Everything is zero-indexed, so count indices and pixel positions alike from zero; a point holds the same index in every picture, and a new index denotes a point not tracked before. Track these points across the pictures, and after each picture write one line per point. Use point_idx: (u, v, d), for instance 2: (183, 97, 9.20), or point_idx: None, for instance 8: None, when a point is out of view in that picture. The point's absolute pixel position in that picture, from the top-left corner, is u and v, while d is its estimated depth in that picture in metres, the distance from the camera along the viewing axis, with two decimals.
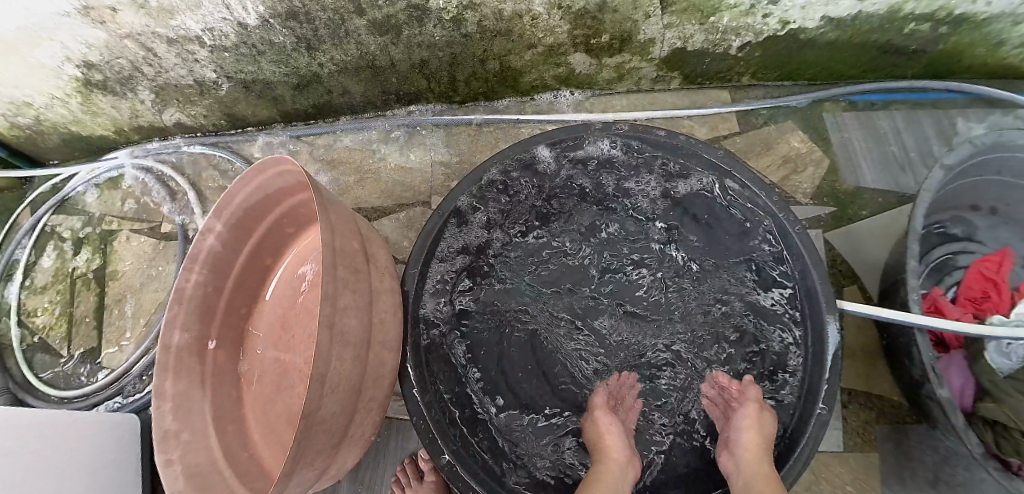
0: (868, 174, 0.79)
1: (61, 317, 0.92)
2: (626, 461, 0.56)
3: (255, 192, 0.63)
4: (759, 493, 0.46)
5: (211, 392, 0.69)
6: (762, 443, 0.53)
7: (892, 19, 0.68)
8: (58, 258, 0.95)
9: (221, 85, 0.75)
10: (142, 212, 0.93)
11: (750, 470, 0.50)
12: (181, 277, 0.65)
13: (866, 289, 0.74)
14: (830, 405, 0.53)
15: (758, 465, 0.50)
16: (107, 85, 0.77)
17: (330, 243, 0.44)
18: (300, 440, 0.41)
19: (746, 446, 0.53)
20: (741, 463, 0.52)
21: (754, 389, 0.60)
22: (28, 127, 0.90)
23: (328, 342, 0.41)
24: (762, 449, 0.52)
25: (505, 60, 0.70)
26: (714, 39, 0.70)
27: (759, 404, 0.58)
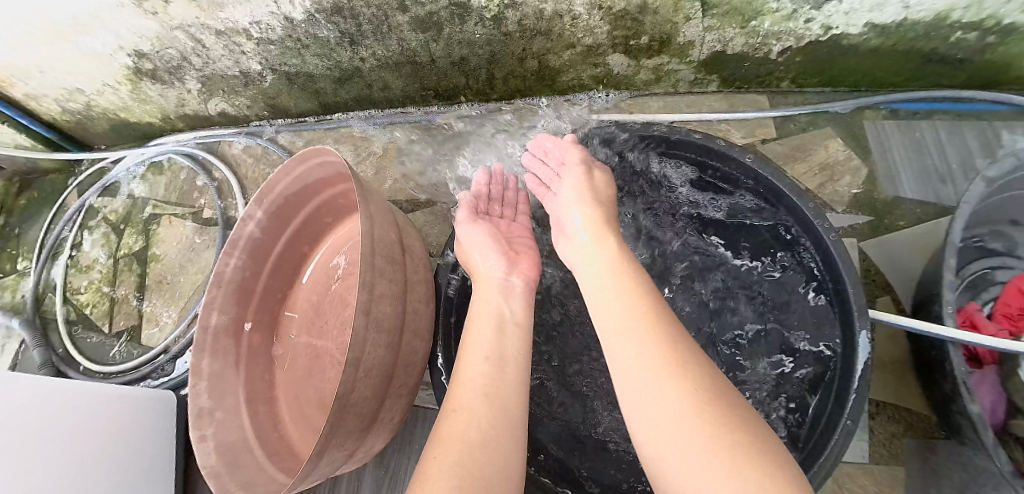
0: (907, 184, 0.78)
1: (104, 295, 0.97)
2: (506, 282, 0.56)
3: (295, 182, 0.65)
4: (628, 343, 0.42)
5: (244, 372, 0.72)
6: (595, 202, 0.58)
7: (937, 26, 0.67)
8: (102, 239, 0.99)
9: (265, 76, 0.78)
10: (183, 197, 0.96)
11: (610, 317, 0.46)
12: (222, 261, 0.67)
13: (900, 302, 0.72)
14: (859, 416, 0.50)
15: (631, 277, 0.49)
16: (157, 74, 0.80)
17: (368, 233, 0.46)
18: (334, 419, 0.43)
19: (610, 261, 0.52)
20: (602, 296, 0.49)
21: (577, 149, 0.62)
22: (80, 113, 0.94)
23: (363, 327, 0.43)
24: (636, 271, 0.50)
25: (543, 59, 0.71)
26: (754, 43, 0.69)
27: (584, 165, 0.61)
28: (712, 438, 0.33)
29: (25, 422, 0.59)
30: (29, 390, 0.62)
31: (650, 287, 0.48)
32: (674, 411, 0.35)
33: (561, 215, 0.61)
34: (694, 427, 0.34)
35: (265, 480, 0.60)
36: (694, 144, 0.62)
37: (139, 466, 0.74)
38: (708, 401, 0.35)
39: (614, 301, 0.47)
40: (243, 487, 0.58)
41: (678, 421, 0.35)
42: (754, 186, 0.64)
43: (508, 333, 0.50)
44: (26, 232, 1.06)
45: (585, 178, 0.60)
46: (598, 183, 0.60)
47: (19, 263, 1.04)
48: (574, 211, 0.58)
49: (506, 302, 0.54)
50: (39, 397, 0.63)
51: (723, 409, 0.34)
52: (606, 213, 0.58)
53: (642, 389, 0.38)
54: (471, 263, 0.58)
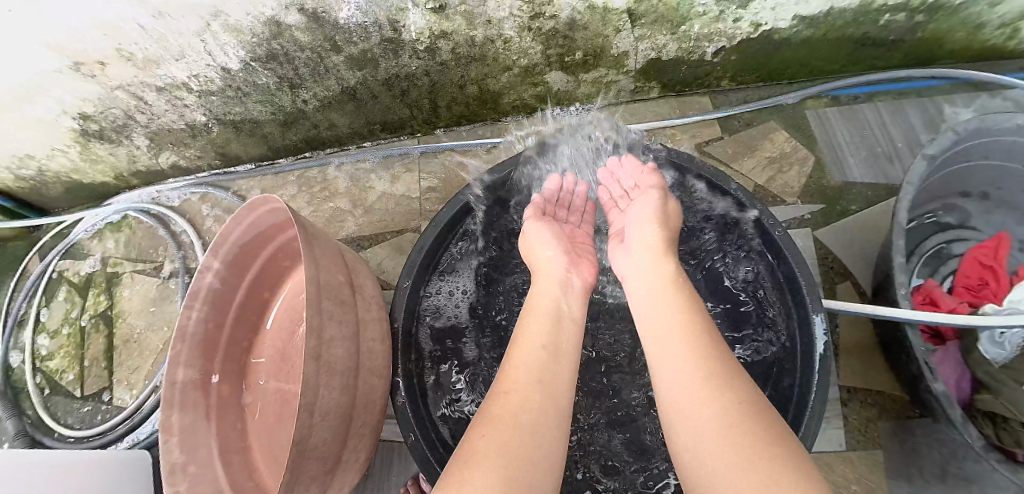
0: (855, 168, 0.79)
1: (72, 359, 0.95)
2: (564, 277, 0.56)
3: (247, 229, 0.65)
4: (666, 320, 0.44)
5: (216, 425, 0.70)
6: (660, 225, 0.56)
7: (865, 11, 0.69)
8: (67, 301, 0.98)
9: (211, 127, 0.78)
10: (144, 252, 0.95)
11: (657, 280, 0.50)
12: (184, 314, 0.66)
13: (861, 285, 0.73)
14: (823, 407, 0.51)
15: (673, 293, 0.48)
16: (105, 134, 0.80)
17: (313, 277, 0.46)
18: (292, 470, 0.42)
19: (652, 244, 0.54)
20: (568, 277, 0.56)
21: (655, 175, 0.62)
22: (34, 178, 0.93)
23: (314, 373, 0.43)
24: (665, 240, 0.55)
25: (483, 84, 0.71)
26: (688, 47, 0.71)
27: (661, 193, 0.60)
28: (721, 407, 0.35)
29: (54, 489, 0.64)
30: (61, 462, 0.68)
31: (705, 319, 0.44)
32: (682, 378, 0.39)
33: (626, 228, 0.61)
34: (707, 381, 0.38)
35: None
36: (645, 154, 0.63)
37: None
38: (737, 403, 0.36)
39: (654, 311, 0.47)
40: None
41: (688, 389, 0.38)
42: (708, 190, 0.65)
43: (566, 327, 0.50)
44: None
45: (657, 203, 0.58)
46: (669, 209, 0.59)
47: None
48: (642, 229, 0.57)
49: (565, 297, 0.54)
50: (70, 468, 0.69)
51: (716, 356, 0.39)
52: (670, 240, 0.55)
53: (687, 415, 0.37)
54: (534, 257, 0.61)
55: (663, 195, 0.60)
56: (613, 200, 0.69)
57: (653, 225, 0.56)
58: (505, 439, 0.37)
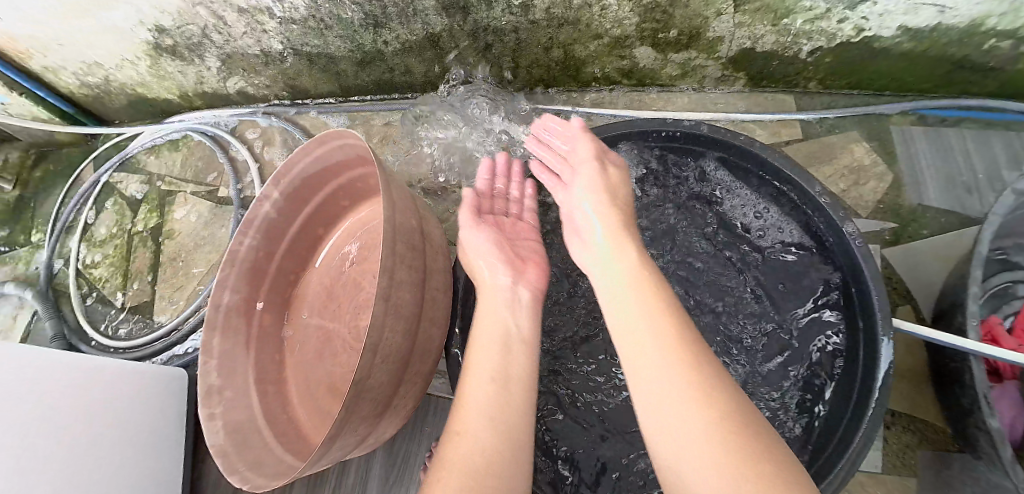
0: (932, 193, 0.76)
1: (116, 270, 0.97)
2: (511, 294, 0.56)
3: (314, 163, 0.65)
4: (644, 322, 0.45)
5: (255, 353, 0.72)
6: (605, 190, 0.59)
7: (971, 33, 0.64)
8: (116, 214, 1.00)
9: (285, 57, 0.77)
10: (199, 175, 0.96)
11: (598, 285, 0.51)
12: (237, 239, 0.67)
13: (920, 311, 0.72)
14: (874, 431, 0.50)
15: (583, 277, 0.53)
16: (176, 51, 0.80)
17: (389, 220, 0.45)
18: (349, 406, 0.42)
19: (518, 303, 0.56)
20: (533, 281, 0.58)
21: (584, 142, 0.63)
22: (99, 87, 0.94)
23: (383, 314, 0.43)
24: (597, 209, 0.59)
25: (569, 49, 0.70)
26: (784, 42, 0.68)
27: (600, 162, 0.62)
28: (709, 427, 0.35)
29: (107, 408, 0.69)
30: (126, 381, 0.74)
31: (670, 297, 0.48)
32: (666, 387, 0.40)
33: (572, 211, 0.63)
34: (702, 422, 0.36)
35: (276, 459, 0.61)
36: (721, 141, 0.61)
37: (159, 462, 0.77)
38: (732, 424, 0.35)
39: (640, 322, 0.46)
40: (252, 465, 0.59)
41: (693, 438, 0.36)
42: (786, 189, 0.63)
43: (515, 351, 0.50)
44: (40, 204, 1.07)
45: (597, 172, 0.61)
46: (611, 177, 0.61)
47: (33, 236, 1.05)
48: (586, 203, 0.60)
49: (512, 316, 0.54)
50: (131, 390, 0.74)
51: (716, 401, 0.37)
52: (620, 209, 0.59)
53: (662, 427, 0.38)
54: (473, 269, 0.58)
55: (607, 162, 0.62)
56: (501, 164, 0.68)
57: (602, 199, 0.59)
58: (468, 458, 0.39)
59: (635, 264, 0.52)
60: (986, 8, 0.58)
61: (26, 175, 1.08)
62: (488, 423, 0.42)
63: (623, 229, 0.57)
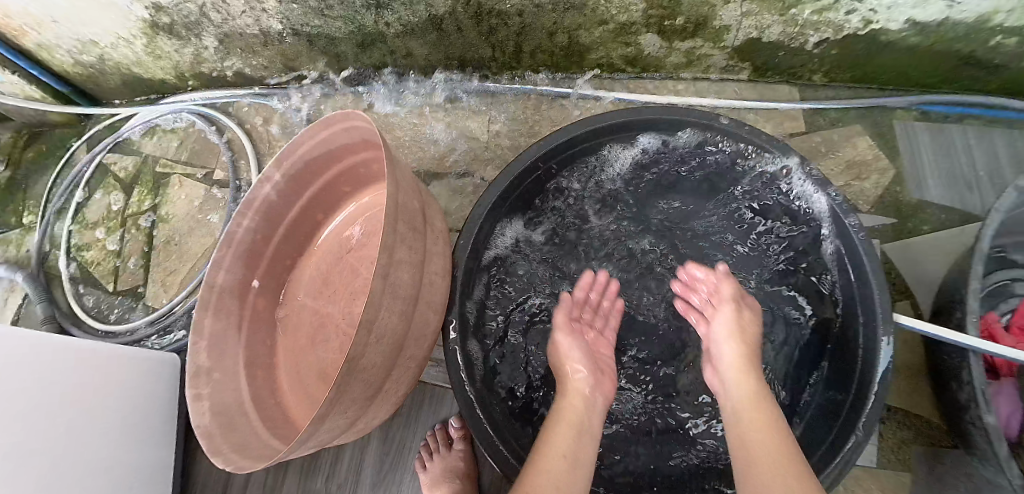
0: (934, 189, 0.76)
1: (110, 253, 0.96)
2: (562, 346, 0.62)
3: (319, 146, 0.63)
4: (749, 431, 0.48)
5: (246, 334, 0.71)
6: (741, 342, 0.58)
7: (978, 29, 0.63)
8: (111, 195, 0.98)
9: (285, 37, 0.75)
10: (195, 157, 0.95)
11: (741, 392, 0.54)
12: (235, 221, 0.65)
13: (918, 307, 0.72)
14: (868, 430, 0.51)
15: (745, 381, 0.55)
16: (174, 29, 0.78)
17: (393, 201, 0.44)
18: (340, 384, 0.42)
19: (729, 356, 0.58)
20: (729, 382, 0.56)
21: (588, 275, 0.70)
22: (93, 66, 0.92)
23: (380, 295, 0.42)
24: (745, 359, 0.57)
25: (574, 35, 0.68)
26: (792, 33, 0.67)
27: (736, 304, 0.62)
28: (785, 476, 0.41)
29: (125, 394, 0.72)
30: (150, 368, 0.79)
31: (757, 372, 0.56)
32: (762, 440, 0.46)
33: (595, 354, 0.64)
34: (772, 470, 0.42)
35: (259, 442, 0.61)
36: (739, 137, 0.60)
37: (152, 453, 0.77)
38: (783, 456, 0.44)
39: (737, 390, 0.54)
40: (236, 448, 0.58)
41: (766, 452, 0.44)
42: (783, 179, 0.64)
43: (586, 438, 0.51)
44: (33, 185, 1.05)
45: (732, 316, 0.61)
46: (745, 318, 0.61)
47: (25, 217, 1.03)
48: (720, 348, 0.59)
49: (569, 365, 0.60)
50: (151, 379, 0.79)
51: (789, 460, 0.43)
52: (751, 356, 0.58)
53: (767, 474, 0.42)
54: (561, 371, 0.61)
55: (743, 304, 0.62)
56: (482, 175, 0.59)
57: (735, 343, 0.59)
58: None
59: (745, 397, 0.53)
60: (994, 3, 0.58)
61: (19, 155, 1.06)
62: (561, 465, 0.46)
63: (747, 363, 0.57)
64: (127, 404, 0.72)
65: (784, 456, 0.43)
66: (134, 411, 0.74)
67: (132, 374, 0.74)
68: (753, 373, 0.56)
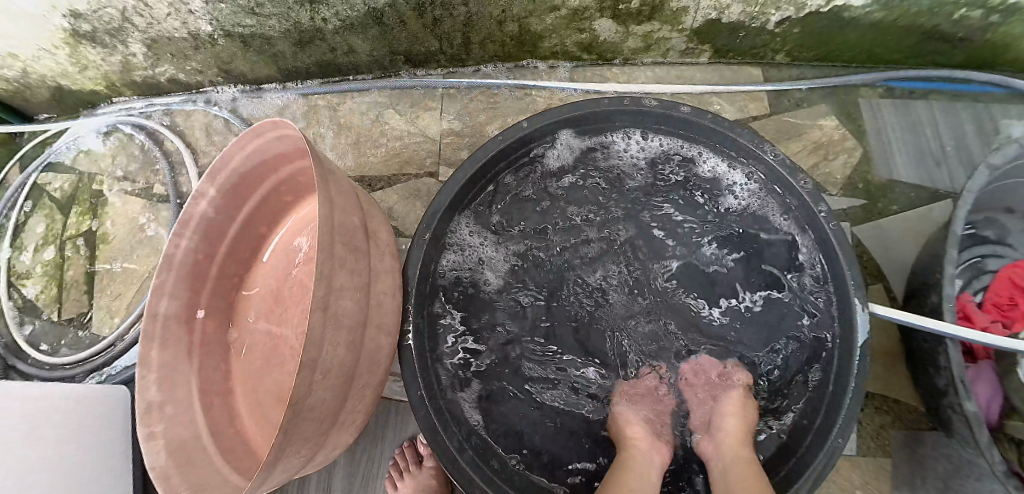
0: (902, 167, 0.75)
1: (50, 278, 0.89)
2: (650, 461, 0.52)
3: (251, 156, 0.59)
4: (743, 489, 0.45)
5: (198, 362, 0.66)
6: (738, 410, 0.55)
7: (941, 2, 0.61)
8: (47, 217, 0.92)
9: (217, 39, 0.70)
10: (134, 172, 0.88)
11: (729, 454, 0.51)
12: (172, 242, 0.61)
13: (892, 289, 0.71)
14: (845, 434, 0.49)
15: (739, 447, 0.51)
16: (97, 37, 0.72)
17: (327, 218, 0.40)
18: (285, 429, 0.38)
19: (727, 431, 0.53)
20: (722, 445, 0.52)
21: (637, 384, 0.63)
22: (16, 80, 0.85)
23: (321, 325, 0.38)
24: (743, 433, 0.53)
25: (524, 23, 0.64)
26: (751, 12, 0.64)
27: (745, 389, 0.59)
28: None
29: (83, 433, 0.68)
30: (109, 401, 0.74)
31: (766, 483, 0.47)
32: None
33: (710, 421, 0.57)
34: None
35: (220, 481, 0.56)
36: (702, 127, 0.58)
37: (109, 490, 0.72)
38: None
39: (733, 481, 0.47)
40: (195, 488, 0.54)
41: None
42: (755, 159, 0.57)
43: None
44: None
45: (741, 398, 0.57)
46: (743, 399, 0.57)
47: None
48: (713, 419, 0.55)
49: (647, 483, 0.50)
50: (111, 412, 0.74)
51: None
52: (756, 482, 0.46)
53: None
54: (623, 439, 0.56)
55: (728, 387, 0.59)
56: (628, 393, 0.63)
57: (739, 418, 0.54)
58: None
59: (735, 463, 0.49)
60: None
61: None
62: None
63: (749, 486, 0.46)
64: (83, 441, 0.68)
65: None
66: (81, 436, 0.67)
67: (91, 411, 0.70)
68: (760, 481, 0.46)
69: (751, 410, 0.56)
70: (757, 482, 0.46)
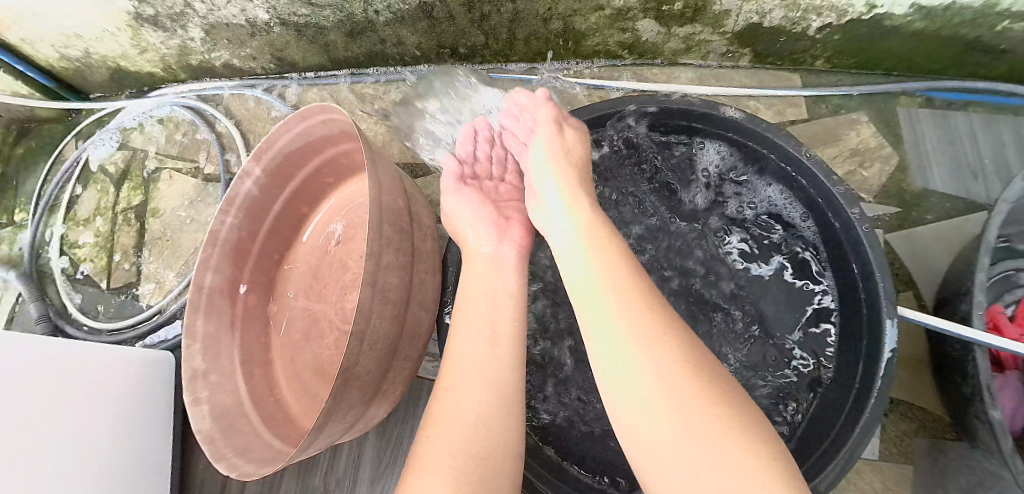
0: (938, 178, 0.75)
1: (102, 250, 0.94)
2: (496, 255, 0.55)
3: (297, 139, 0.62)
4: (611, 299, 0.41)
5: (240, 333, 0.70)
6: (570, 166, 0.56)
7: (985, 13, 0.61)
8: (102, 191, 0.97)
9: (273, 27, 0.73)
10: (184, 152, 0.93)
11: (598, 258, 0.45)
12: (218, 219, 0.64)
13: (922, 297, 0.71)
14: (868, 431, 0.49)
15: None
16: (159, 21, 0.76)
17: (376, 199, 0.43)
18: (336, 394, 0.40)
19: (570, 170, 0.56)
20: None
21: (548, 107, 0.59)
22: (80, 60, 0.90)
23: (370, 298, 0.41)
24: (602, 226, 0.50)
25: (569, 21, 0.66)
26: (793, 17, 0.65)
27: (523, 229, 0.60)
28: (715, 417, 0.31)
29: (127, 393, 0.72)
30: (149, 363, 0.78)
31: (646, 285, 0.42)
32: (647, 372, 0.35)
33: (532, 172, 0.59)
34: (675, 428, 0.31)
35: (263, 445, 0.59)
36: (740, 127, 0.58)
37: (155, 445, 0.76)
38: (689, 370, 0.34)
39: (598, 272, 0.43)
40: (240, 452, 0.57)
41: (654, 406, 0.33)
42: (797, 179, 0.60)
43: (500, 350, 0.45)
44: (22, 183, 1.03)
45: (558, 137, 0.57)
46: (570, 140, 0.57)
47: (16, 215, 1.01)
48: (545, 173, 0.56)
49: (495, 337, 0.48)
50: (151, 373, 0.78)
51: (693, 368, 0.34)
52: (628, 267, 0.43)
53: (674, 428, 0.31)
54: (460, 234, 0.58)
55: (565, 125, 0.57)
56: (526, 107, 0.63)
57: (559, 162, 0.55)
58: (457, 436, 0.38)
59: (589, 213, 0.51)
60: None
61: (7, 151, 1.04)
62: (477, 419, 0.39)
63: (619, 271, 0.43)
64: (127, 401, 0.72)
65: (692, 360, 0.35)
66: (116, 398, 0.70)
67: (132, 372, 0.74)
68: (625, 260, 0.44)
69: (586, 147, 0.59)
70: (647, 306, 0.39)
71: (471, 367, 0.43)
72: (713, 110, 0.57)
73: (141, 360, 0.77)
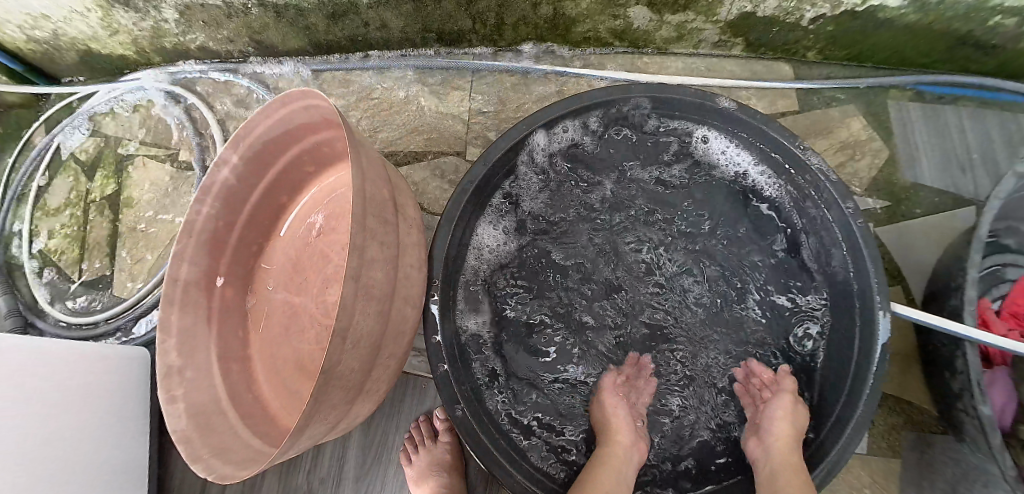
0: (927, 172, 0.74)
1: (74, 241, 0.90)
2: (632, 447, 0.57)
3: (276, 126, 0.59)
4: (781, 472, 0.50)
5: (217, 329, 0.67)
6: (793, 436, 0.54)
7: (978, 8, 0.60)
8: (73, 179, 0.93)
9: (251, 8, 0.70)
10: (160, 139, 0.89)
11: (781, 459, 0.52)
12: (193, 209, 0.62)
13: (910, 291, 0.71)
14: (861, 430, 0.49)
15: (788, 454, 0.52)
16: (129, 1, 0.72)
17: (359, 190, 0.40)
18: (317, 394, 0.38)
19: (779, 435, 0.54)
20: (771, 449, 0.54)
21: (791, 382, 0.61)
22: (47, 42, 0.86)
23: (353, 295, 0.39)
24: (793, 437, 0.54)
25: (559, 6, 0.64)
26: (787, 7, 0.63)
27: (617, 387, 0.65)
28: (801, 484, 0.47)
29: (102, 390, 0.69)
30: (125, 359, 0.75)
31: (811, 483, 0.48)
32: (787, 489, 0.47)
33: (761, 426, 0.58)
34: (799, 486, 0.47)
35: (241, 444, 0.57)
36: (736, 120, 0.57)
37: (129, 444, 0.74)
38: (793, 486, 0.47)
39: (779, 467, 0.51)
40: (217, 452, 0.55)
41: (785, 488, 0.48)
42: (783, 166, 0.60)
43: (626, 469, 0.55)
44: None
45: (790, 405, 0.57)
46: (802, 413, 0.57)
47: None
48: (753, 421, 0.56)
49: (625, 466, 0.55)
50: (127, 370, 0.75)
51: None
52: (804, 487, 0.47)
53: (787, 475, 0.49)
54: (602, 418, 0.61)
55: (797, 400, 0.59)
56: (752, 374, 0.66)
57: (788, 425, 0.55)
58: None
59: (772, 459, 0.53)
60: None
61: None
62: None
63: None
64: (101, 400, 0.69)
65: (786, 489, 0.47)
66: (91, 396, 0.67)
67: (109, 370, 0.71)
68: (806, 482, 0.48)
69: (802, 419, 0.57)
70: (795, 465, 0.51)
71: (604, 486, 0.52)
72: (710, 102, 0.56)
73: (116, 357, 0.74)
